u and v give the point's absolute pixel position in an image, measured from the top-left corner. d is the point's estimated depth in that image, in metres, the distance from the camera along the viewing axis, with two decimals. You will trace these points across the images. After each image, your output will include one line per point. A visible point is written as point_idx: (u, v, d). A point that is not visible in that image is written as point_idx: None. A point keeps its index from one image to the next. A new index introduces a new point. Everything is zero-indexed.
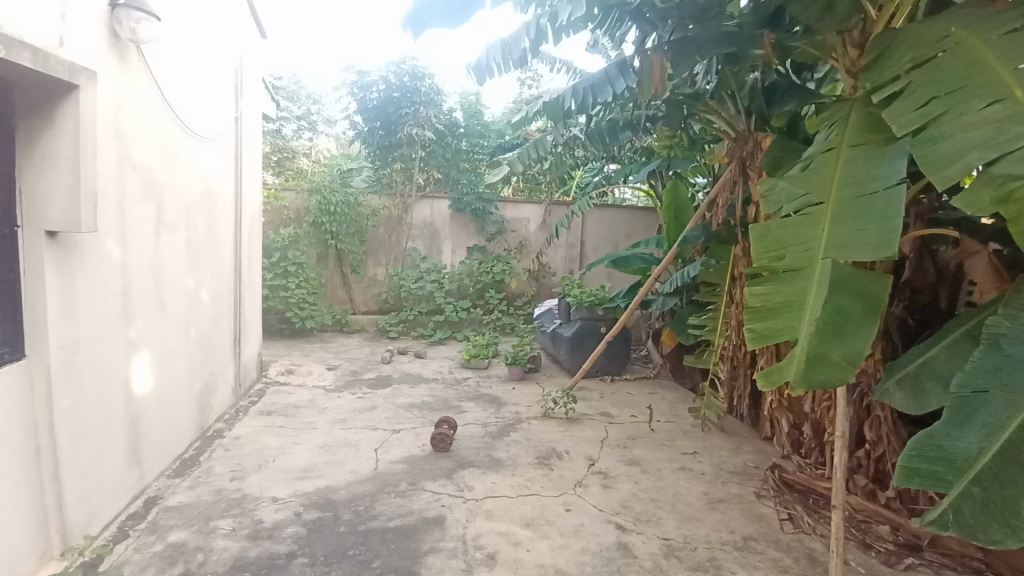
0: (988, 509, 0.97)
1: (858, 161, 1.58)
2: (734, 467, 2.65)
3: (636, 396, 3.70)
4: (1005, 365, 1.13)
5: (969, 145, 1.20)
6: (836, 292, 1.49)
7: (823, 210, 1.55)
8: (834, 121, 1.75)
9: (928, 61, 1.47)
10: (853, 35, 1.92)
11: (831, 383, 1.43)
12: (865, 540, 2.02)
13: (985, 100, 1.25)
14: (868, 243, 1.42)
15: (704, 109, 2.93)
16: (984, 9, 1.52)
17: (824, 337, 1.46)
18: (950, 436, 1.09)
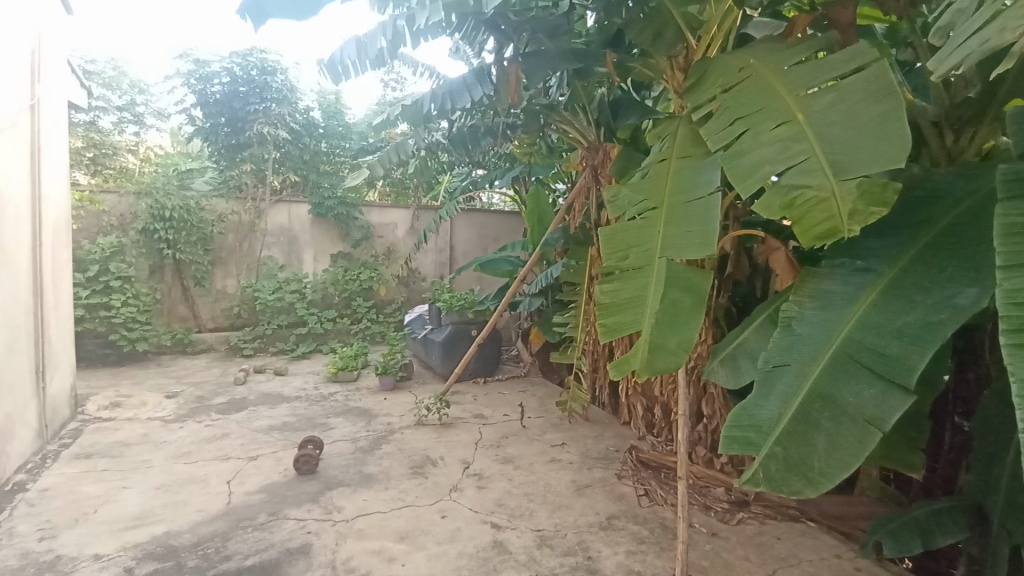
0: (788, 465, 1.16)
1: (685, 171, 1.79)
2: (598, 453, 2.84)
3: (508, 395, 3.80)
4: (796, 340, 1.33)
5: (763, 160, 1.42)
6: (671, 288, 1.68)
7: (659, 214, 1.73)
8: (665, 135, 1.98)
9: (733, 87, 1.72)
10: (679, 60, 2.18)
11: (669, 369, 1.63)
12: (706, 503, 2.30)
13: (773, 122, 1.48)
14: (694, 244, 1.62)
15: (559, 120, 3.11)
16: (777, 44, 1.81)
17: (661, 329, 1.65)
18: (759, 405, 1.27)
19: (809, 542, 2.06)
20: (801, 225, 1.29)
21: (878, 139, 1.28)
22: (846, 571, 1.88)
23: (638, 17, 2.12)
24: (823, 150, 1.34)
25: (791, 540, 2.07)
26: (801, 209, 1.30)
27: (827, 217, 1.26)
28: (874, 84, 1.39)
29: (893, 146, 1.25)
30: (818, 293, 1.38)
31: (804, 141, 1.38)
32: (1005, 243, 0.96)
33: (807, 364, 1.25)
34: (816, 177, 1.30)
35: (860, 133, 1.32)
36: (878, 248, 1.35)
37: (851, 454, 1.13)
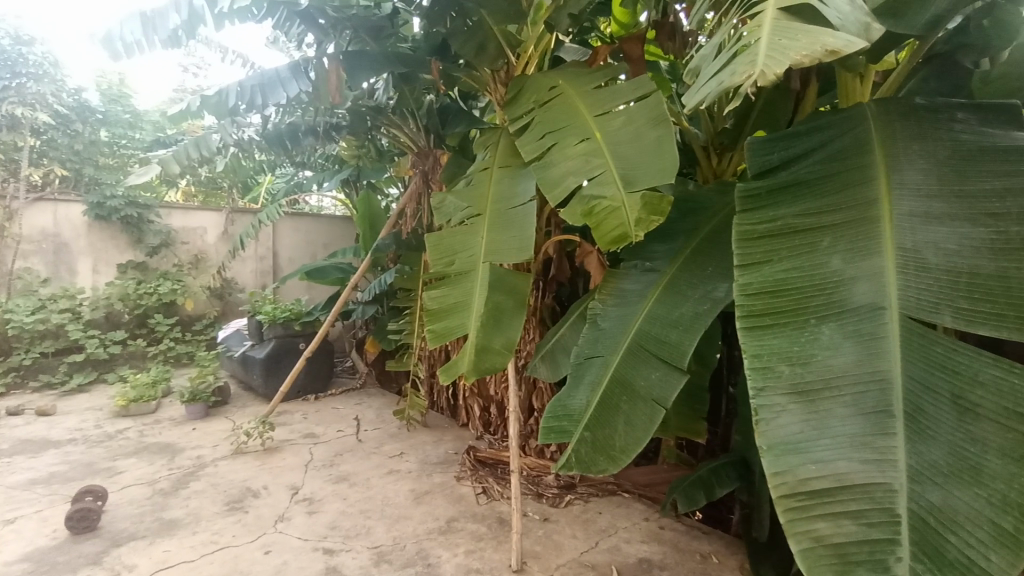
0: (595, 446, 1.30)
1: (505, 180, 1.90)
2: (437, 458, 2.84)
3: (342, 410, 3.60)
4: (600, 335, 1.52)
5: (568, 172, 1.58)
6: (494, 291, 1.76)
7: (482, 220, 1.82)
8: (489, 145, 2.09)
9: (544, 104, 1.87)
10: (501, 74, 2.30)
11: (495, 369, 1.69)
12: (538, 491, 2.45)
13: (577, 138, 1.65)
14: (513, 249, 1.72)
15: (388, 124, 3.09)
16: (582, 67, 2.01)
17: (487, 330, 1.71)
18: (572, 396, 1.42)
19: (623, 511, 2.33)
20: (599, 230, 1.44)
21: (657, 157, 1.49)
22: (653, 531, 2.17)
23: (462, 29, 2.18)
24: (616, 165, 1.52)
25: (610, 512, 2.31)
26: (599, 216, 1.45)
27: (619, 224, 1.42)
28: (654, 109, 1.61)
29: (667, 163, 1.47)
30: (617, 291, 1.58)
31: (602, 157, 1.56)
32: (742, 243, 1.06)
33: (608, 355, 1.43)
34: (611, 188, 1.47)
35: (643, 151, 1.52)
36: (661, 250, 1.59)
37: (643, 430, 1.29)
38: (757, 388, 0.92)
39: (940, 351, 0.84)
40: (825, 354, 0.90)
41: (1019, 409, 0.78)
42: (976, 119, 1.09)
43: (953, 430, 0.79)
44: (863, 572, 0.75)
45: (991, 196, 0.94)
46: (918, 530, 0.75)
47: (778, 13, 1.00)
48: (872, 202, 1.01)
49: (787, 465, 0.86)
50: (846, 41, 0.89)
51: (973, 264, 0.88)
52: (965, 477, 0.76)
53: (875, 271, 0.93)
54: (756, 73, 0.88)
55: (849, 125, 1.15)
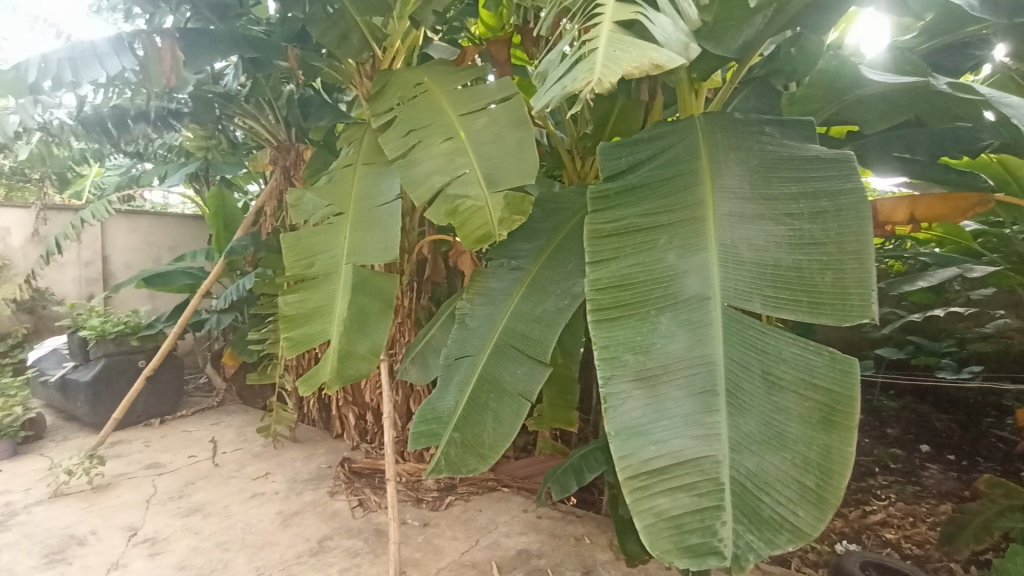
0: (464, 446, 1.30)
1: (369, 177, 1.83)
2: (307, 475, 2.65)
3: (195, 432, 3.20)
4: (468, 334, 1.53)
5: (431, 171, 1.56)
6: (359, 293, 1.69)
7: (344, 219, 1.74)
8: (353, 139, 2.00)
9: (409, 101, 1.83)
10: (366, 67, 2.20)
11: (360, 376, 1.64)
12: (418, 496, 2.40)
13: (442, 137, 1.63)
14: (377, 250, 1.66)
15: (239, 113, 2.79)
16: (448, 65, 1.99)
17: (351, 334, 1.65)
18: (441, 398, 1.42)
19: (503, 506, 2.36)
20: (463, 229, 1.45)
21: (518, 157, 1.52)
22: (531, 521, 2.23)
23: (321, 16, 2.03)
24: (479, 164, 1.53)
25: (490, 509, 2.33)
26: (463, 216, 1.46)
27: (482, 223, 1.43)
28: (515, 111, 1.64)
29: (528, 164, 1.50)
30: (484, 290, 1.61)
31: (466, 156, 1.55)
32: (592, 241, 1.13)
33: (477, 354, 1.45)
34: (475, 188, 1.48)
35: (505, 151, 1.54)
36: (525, 249, 1.63)
37: (510, 425, 1.31)
38: (605, 377, 0.98)
39: (753, 334, 0.95)
40: (662, 342, 0.98)
41: (812, 380, 0.91)
42: (780, 132, 1.25)
43: (763, 403, 0.90)
44: (695, 540, 0.84)
45: (789, 196, 1.08)
46: (737, 494, 0.85)
47: (614, 27, 1.06)
48: (700, 203, 1.12)
49: (632, 448, 0.92)
50: (668, 56, 0.98)
51: (777, 257, 1.01)
52: (773, 443, 0.87)
53: (702, 265, 1.03)
54: (593, 80, 0.94)
55: (680, 134, 1.27)
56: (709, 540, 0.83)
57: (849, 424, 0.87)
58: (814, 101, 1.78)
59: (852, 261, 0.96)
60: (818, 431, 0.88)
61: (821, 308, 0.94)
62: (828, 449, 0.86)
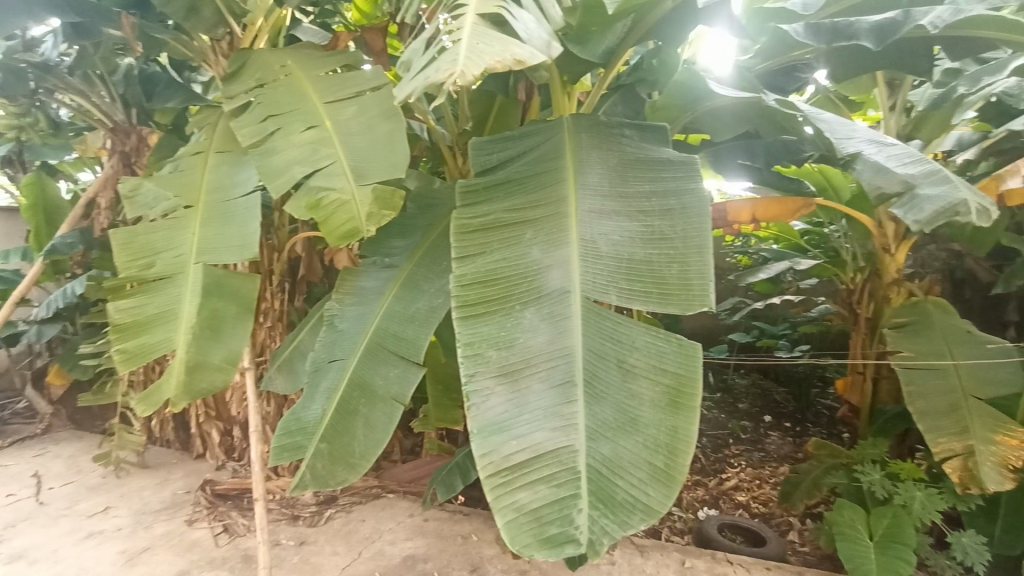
0: (332, 458, 1.24)
1: (223, 167, 1.66)
2: (159, 504, 2.33)
3: (10, 468, 2.67)
4: (337, 338, 1.46)
5: (292, 161, 1.45)
6: (210, 296, 1.53)
7: (191, 214, 1.56)
8: (205, 125, 1.79)
9: (268, 84, 1.67)
10: (222, 45, 1.94)
11: (213, 389, 1.48)
12: (293, 513, 2.22)
13: (305, 125, 1.52)
14: (232, 246, 1.49)
15: (61, 88, 2.34)
16: (315, 48, 1.85)
17: (201, 342, 1.48)
18: (306, 407, 1.34)
19: (388, 513, 2.27)
20: (326, 225, 1.36)
21: (388, 150, 1.45)
22: (417, 525, 2.17)
23: None
24: (346, 156, 1.44)
25: (373, 518, 2.23)
26: (327, 210, 1.37)
27: (349, 218, 1.35)
28: (385, 102, 1.57)
29: (397, 157, 1.43)
30: (355, 290, 1.54)
31: (331, 146, 1.46)
32: (458, 238, 1.12)
33: (346, 358, 1.38)
34: (341, 180, 1.39)
35: (374, 143, 1.47)
36: (398, 246, 1.58)
37: (382, 431, 1.27)
38: (468, 375, 0.98)
39: (610, 325, 1.00)
40: (524, 337, 1.00)
41: (662, 365, 0.98)
42: (639, 135, 1.33)
43: (619, 390, 0.95)
44: (554, 530, 0.86)
45: (643, 195, 1.15)
46: (593, 480, 0.88)
47: (477, 19, 1.05)
48: (562, 199, 1.15)
49: (494, 445, 0.93)
50: (530, 52, 0.98)
51: (631, 252, 1.07)
52: (627, 428, 0.92)
53: (563, 260, 1.06)
54: (456, 72, 0.91)
55: (547, 133, 1.31)
56: (567, 528, 0.86)
57: (694, 405, 0.94)
58: (673, 110, 1.94)
59: (695, 255, 1.04)
60: (667, 414, 0.94)
61: (669, 298, 1.01)
62: (676, 429, 0.93)
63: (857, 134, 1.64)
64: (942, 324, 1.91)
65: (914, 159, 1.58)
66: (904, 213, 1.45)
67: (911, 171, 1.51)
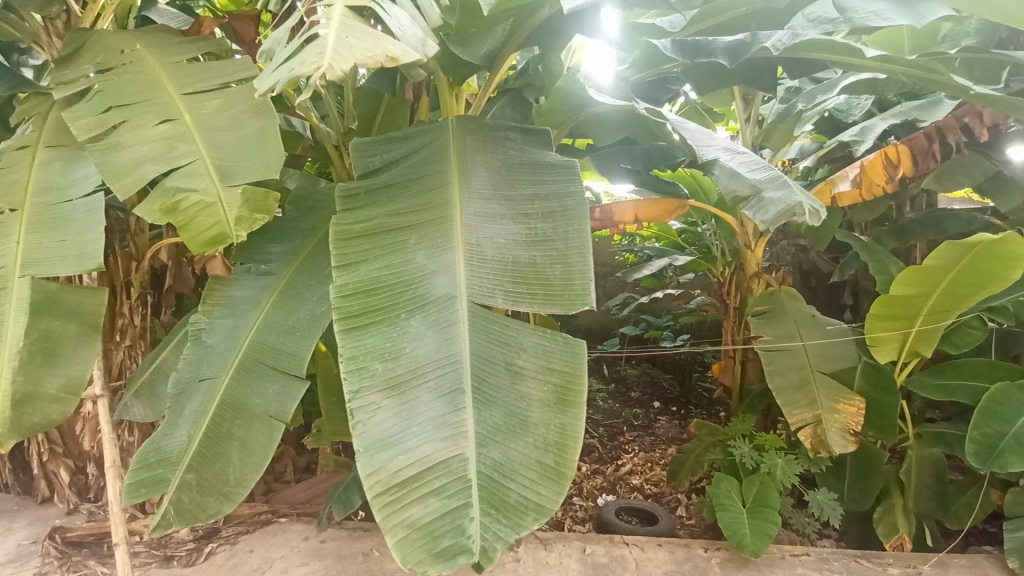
0: (202, 489, 1.13)
1: (54, 164, 1.43)
2: None
3: None
4: (205, 354, 1.32)
5: (143, 158, 1.29)
6: (42, 315, 1.31)
7: (13, 218, 1.32)
8: (32, 114, 1.54)
9: (111, 69, 1.46)
10: (56, 24, 1.66)
11: (50, 422, 1.28)
12: (166, 553, 1.97)
13: (157, 118, 1.36)
14: (68, 256, 1.29)
15: None
16: (172, 33, 1.66)
17: (30, 369, 1.27)
18: (169, 435, 1.20)
19: (279, 539, 2.09)
20: (186, 231, 1.22)
21: (257, 147, 1.34)
22: (314, 548, 2.04)
23: None
24: (209, 154, 1.31)
25: (263, 546, 2.05)
26: (186, 214, 1.23)
27: (214, 222, 1.23)
28: (253, 95, 1.44)
29: (268, 156, 1.32)
30: (225, 300, 1.41)
31: (190, 143, 1.32)
32: (337, 246, 1.07)
33: (216, 377, 1.25)
34: (202, 180, 1.26)
35: (242, 140, 1.35)
36: (276, 252, 1.48)
37: (260, 454, 1.16)
38: (352, 391, 0.93)
39: (497, 328, 0.99)
40: (410, 346, 0.97)
41: (549, 364, 0.99)
42: (522, 138, 1.35)
43: (507, 393, 0.95)
44: (446, 542, 0.85)
45: (527, 197, 1.16)
46: (485, 487, 0.87)
47: (346, 11, 1.00)
48: (447, 203, 1.14)
49: (381, 462, 0.90)
50: (404, 50, 0.95)
51: (515, 254, 1.07)
52: (517, 430, 0.92)
53: (448, 265, 1.04)
54: (323, 65, 0.86)
55: (432, 136, 1.29)
56: (459, 539, 0.85)
57: (580, 401, 0.96)
58: (558, 115, 2.02)
59: (576, 255, 1.07)
60: (555, 412, 0.95)
61: (553, 297, 1.02)
62: (565, 426, 0.94)
63: (713, 142, 1.81)
64: (793, 310, 2.17)
65: (760, 166, 1.77)
66: (753, 214, 1.61)
67: (760, 177, 1.69)
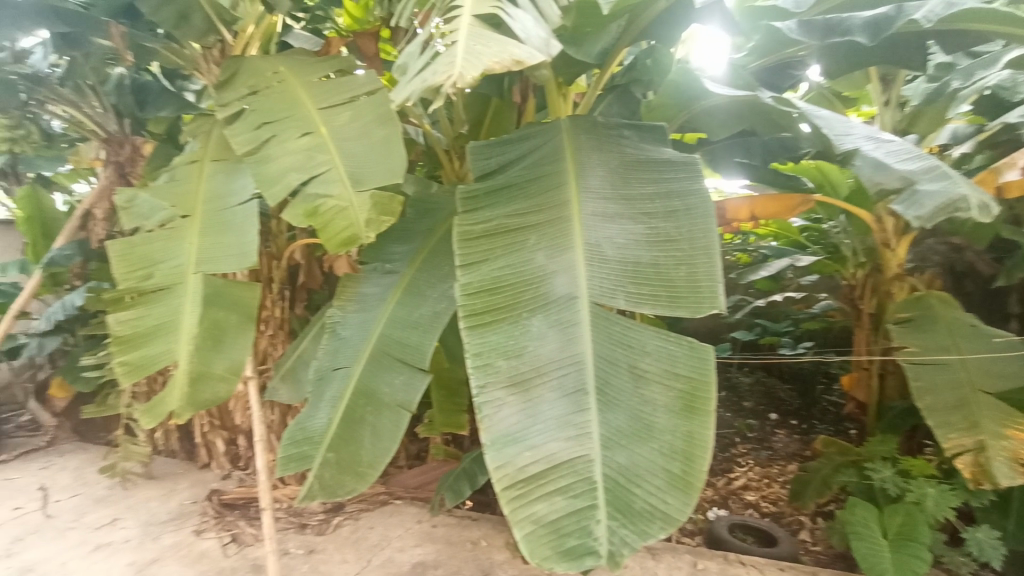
0: (340, 466, 1.24)
1: (218, 176, 1.64)
2: (167, 515, 2.30)
3: (15, 480, 2.61)
4: (340, 346, 1.45)
5: (289, 168, 1.44)
6: (212, 306, 1.52)
7: (189, 223, 1.54)
8: (199, 133, 1.77)
9: (261, 91, 1.65)
10: (213, 53, 1.90)
11: (217, 399, 1.47)
12: (301, 522, 2.19)
13: (300, 132, 1.51)
14: (232, 256, 1.48)
15: (52, 100, 2.26)
16: (309, 54, 1.83)
17: (202, 353, 1.47)
18: (312, 417, 1.34)
19: (396, 519, 2.24)
20: (326, 233, 1.35)
21: (384, 154, 1.44)
22: (426, 531, 2.15)
23: None
24: (342, 162, 1.43)
25: (382, 524, 2.20)
26: (325, 217, 1.36)
27: (348, 225, 1.35)
28: (380, 106, 1.55)
29: (394, 162, 1.42)
30: (356, 296, 1.53)
31: (327, 153, 1.45)
32: (462, 245, 1.11)
33: (350, 366, 1.37)
34: (337, 187, 1.38)
35: (371, 148, 1.46)
36: (399, 252, 1.57)
37: (389, 439, 1.26)
38: (479, 386, 0.96)
39: (619, 329, 0.98)
40: (533, 345, 0.99)
41: (674, 369, 0.96)
42: (637, 135, 1.32)
43: (632, 396, 0.94)
44: (573, 541, 0.85)
45: (647, 196, 1.14)
46: (611, 490, 0.87)
47: (472, 20, 1.04)
48: (566, 203, 1.14)
49: (508, 457, 0.92)
50: (529, 53, 0.97)
51: (637, 254, 1.05)
52: (643, 435, 0.91)
53: (569, 265, 1.04)
54: (454, 74, 0.90)
55: (548, 136, 1.30)
56: (586, 540, 0.85)
57: (709, 409, 0.92)
58: (669, 109, 1.97)
59: (702, 256, 1.03)
60: (682, 419, 0.92)
61: (678, 300, 0.99)
62: (693, 435, 0.91)
63: (853, 130, 1.63)
64: (947, 320, 1.89)
65: (911, 154, 1.57)
66: (904, 209, 1.42)
67: (911, 167, 1.50)
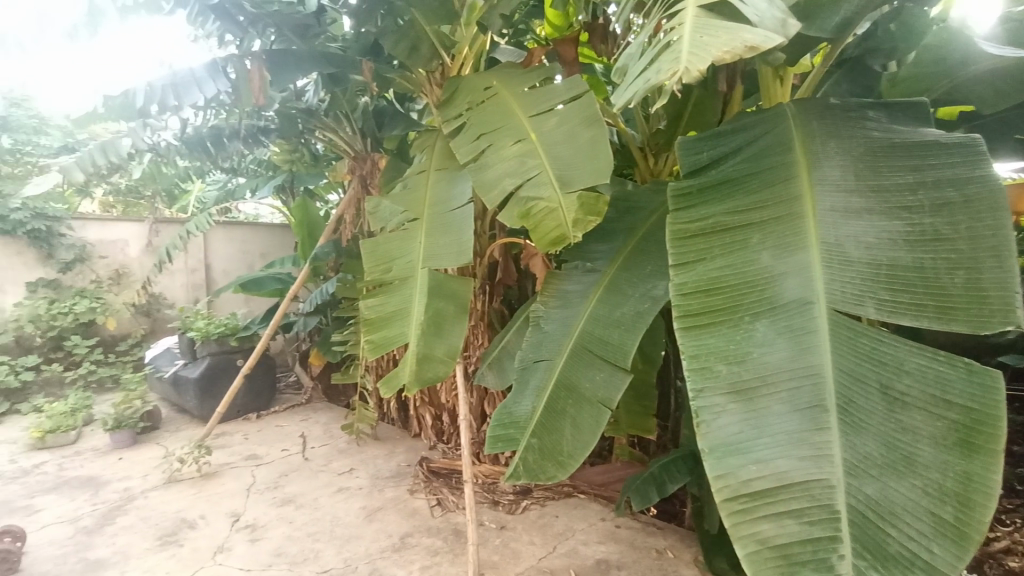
0: (543, 452, 1.31)
1: (442, 183, 1.87)
2: (389, 472, 2.72)
3: (287, 427, 3.34)
4: (543, 338, 1.53)
5: (505, 173, 1.57)
6: (435, 297, 1.74)
7: (419, 224, 1.79)
8: (425, 147, 2.04)
9: (478, 105, 1.83)
10: (435, 76, 2.17)
11: (437, 378, 1.69)
12: (494, 498, 2.38)
13: (512, 139, 1.63)
14: (453, 253, 1.67)
15: (319, 127, 2.82)
16: (519, 66, 1.95)
17: (427, 337, 1.70)
18: (517, 403, 1.44)
19: (580, 513, 2.29)
20: (538, 232, 1.44)
21: (591, 156, 1.48)
22: (609, 530, 2.16)
23: (390, 28, 2.02)
24: (551, 165, 1.51)
25: (566, 515, 2.28)
26: (536, 218, 1.45)
27: (556, 225, 1.42)
28: (586, 108, 1.60)
29: (601, 162, 1.45)
30: (558, 293, 1.60)
31: (537, 157, 1.55)
32: (676, 243, 1.07)
33: (553, 358, 1.44)
34: (547, 189, 1.47)
35: (578, 151, 1.51)
36: (598, 251, 1.59)
37: (590, 434, 1.30)
38: (697, 389, 0.93)
39: (868, 343, 0.88)
40: (760, 352, 0.92)
41: (942, 396, 0.84)
42: (886, 117, 1.15)
43: (885, 420, 0.83)
44: (806, 572, 0.77)
45: (904, 189, 0.99)
46: (857, 525, 0.78)
47: (697, 11, 1.00)
48: (798, 198, 1.04)
49: (729, 467, 0.87)
50: (764, 36, 0.90)
51: (892, 256, 0.93)
52: (899, 468, 0.80)
53: (803, 267, 0.96)
54: (680, 69, 0.88)
55: (771, 123, 1.19)
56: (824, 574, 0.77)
57: (993, 449, 0.78)
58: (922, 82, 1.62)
59: (989, 261, 0.86)
60: (953, 455, 0.80)
61: (952, 314, 0.85)
62: (969, 477, 0.78)
63: None
64: None
65: None
66: None
67: None
